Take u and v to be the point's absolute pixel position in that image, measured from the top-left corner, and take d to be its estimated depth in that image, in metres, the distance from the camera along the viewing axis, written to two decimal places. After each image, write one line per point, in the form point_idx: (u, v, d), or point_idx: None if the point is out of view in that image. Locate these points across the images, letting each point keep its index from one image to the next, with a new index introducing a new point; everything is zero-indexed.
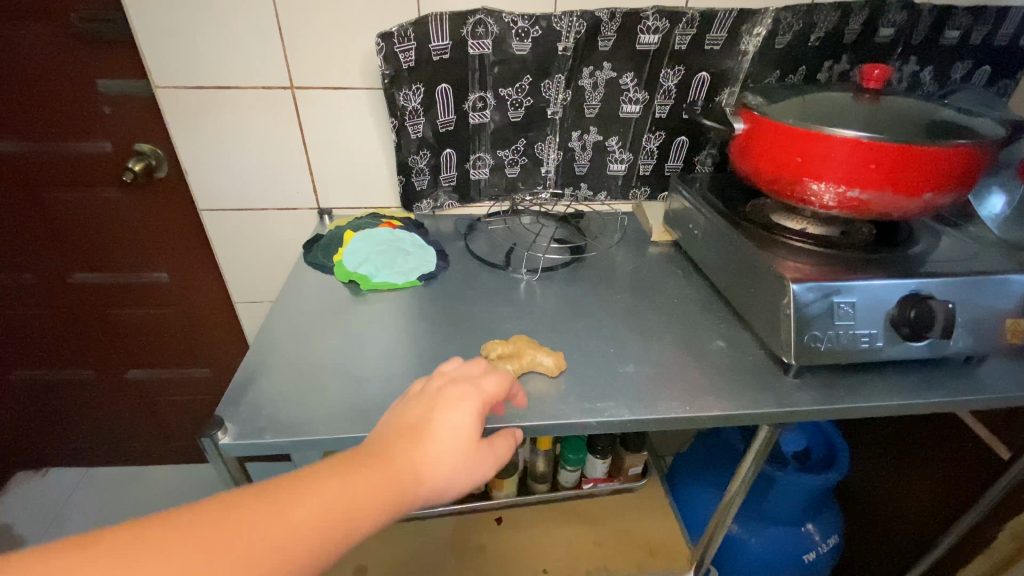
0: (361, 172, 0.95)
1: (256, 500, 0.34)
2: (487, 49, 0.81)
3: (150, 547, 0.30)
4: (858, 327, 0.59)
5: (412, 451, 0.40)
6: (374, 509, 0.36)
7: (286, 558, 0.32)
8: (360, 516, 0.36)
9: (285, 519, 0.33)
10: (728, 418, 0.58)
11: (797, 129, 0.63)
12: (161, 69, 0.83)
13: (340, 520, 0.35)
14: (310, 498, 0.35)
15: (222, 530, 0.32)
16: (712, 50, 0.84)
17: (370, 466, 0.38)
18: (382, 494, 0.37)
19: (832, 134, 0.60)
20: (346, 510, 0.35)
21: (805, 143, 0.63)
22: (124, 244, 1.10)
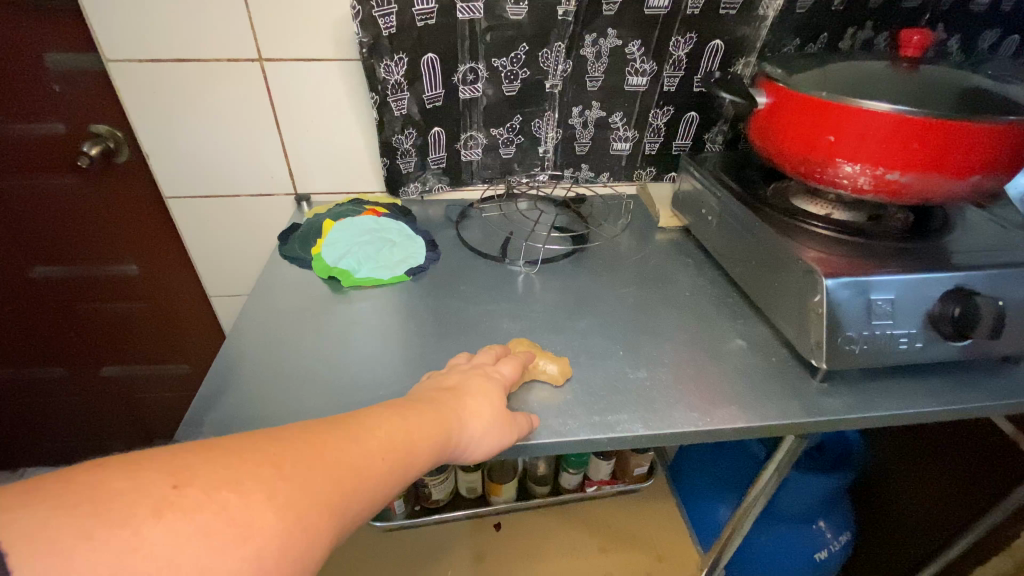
0: (341, 154, 0.86)
1: (337, 423, 0.35)
2: (477, 13, 0.72)
3: (270, 452, 0.30)
4: (896, 326, 0.53)
5: (457, 402, 0.43)
6: (433, 449, 0.38)
7: (374, 472, 0.33)
8: (424, 451, 0.37)
9: (367, 439, 0.34)
10: (752, 429, 0.52)
11: (830, 102, 0.56)
12: (110, 39, 0.73)
13: (410, 449, 0.36)
14: (384, 426, 0.36)
15: (317, 443, 0.32)
16: (727, 15, 0.76)
17: (427, 409, 0.40)
18: (439, 435, 0.39)
19: (871, 108, 0.53)
20: (415, 441, 0.37)
21: (839, 118, 0.56)
22: (85, 235, 1.01)
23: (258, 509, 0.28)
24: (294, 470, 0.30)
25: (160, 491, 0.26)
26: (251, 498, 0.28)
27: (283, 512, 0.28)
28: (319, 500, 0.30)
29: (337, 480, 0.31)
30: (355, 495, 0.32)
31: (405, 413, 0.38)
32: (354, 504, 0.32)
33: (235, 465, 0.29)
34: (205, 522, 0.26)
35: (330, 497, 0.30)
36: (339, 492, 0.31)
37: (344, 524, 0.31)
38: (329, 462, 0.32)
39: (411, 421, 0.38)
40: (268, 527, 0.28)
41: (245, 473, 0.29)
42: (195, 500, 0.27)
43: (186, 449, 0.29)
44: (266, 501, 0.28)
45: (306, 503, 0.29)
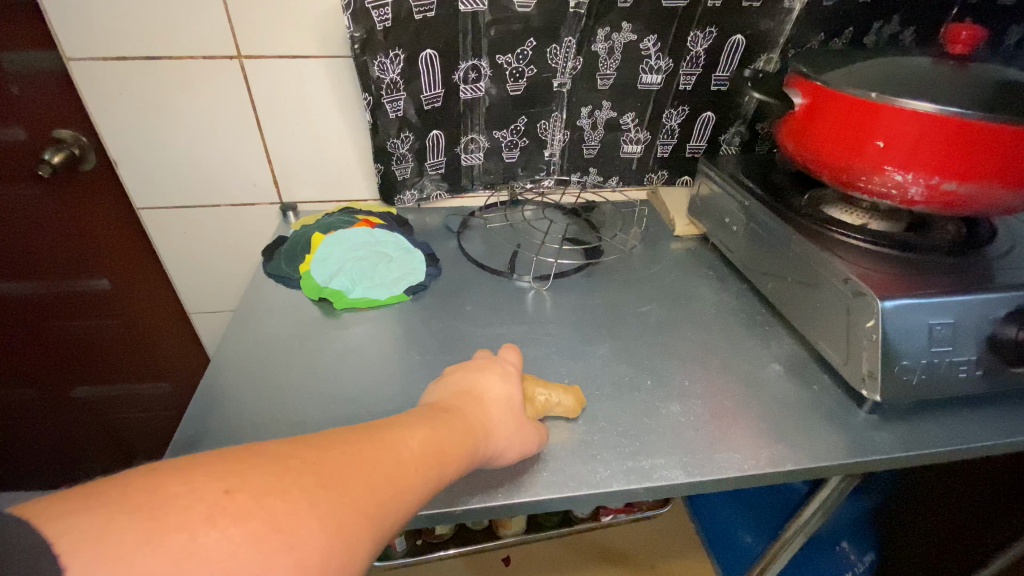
0: (330, 159, 0.79)
1: (370, 430, 0.31)
2: (481, 6, 0.65)
3: (314, 454, 0.27)
4: (956, 353, 0.48)
5: (483, 407, 0.40)
6: (464, 458, 0.35)
7: (412, 483, 0.30)
8: (456, 462, 0.34)
9: (402, 449, 0.31)
10: (802, 471, 0.47)
11: (879, 105, 0.50)
12: (69, 35, 0.66)
13: (444, 460, 0.33)
14: (417, 433, 0.33)
15: (355, 450, 0.29)
16: (750, 8, 0.70)
17: (455, 414, 0.37)
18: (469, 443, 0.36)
19: (929, 112, 0.48)
20: (447, 449, 0.34)
21: (888, 124, 0.50)
22: (49, 250, 0.91)
23: (303, 518, 0.24)
24: (337, 477, 0.27)
25: (211, 495, 0.23)
26: (297, 505, 0.24)
27: (326, 523, 0.25)
28: (361, 512, 0.26)
29: (377, 489, 0.28)
30: (392, 509, 0.28)
31: (435, 421, 0.35)
32: (393, 519, 0.28)
33: (281, 468, 0.26)
34: (254, 531, 0.23)
35: (371, 508, 0.27)
36: (380, 506, 0.28)
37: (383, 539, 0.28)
38: (369, 471, 0.28)
39: (442, 428, 0.35)
40: (311, 539, 0.24)
41: (295, 478, 0.25)
42: (245, 508, 0.23)
43: (234, 453, 0.25)
44: (312, 507, 0.25)
45: (349, 515, 0.26)
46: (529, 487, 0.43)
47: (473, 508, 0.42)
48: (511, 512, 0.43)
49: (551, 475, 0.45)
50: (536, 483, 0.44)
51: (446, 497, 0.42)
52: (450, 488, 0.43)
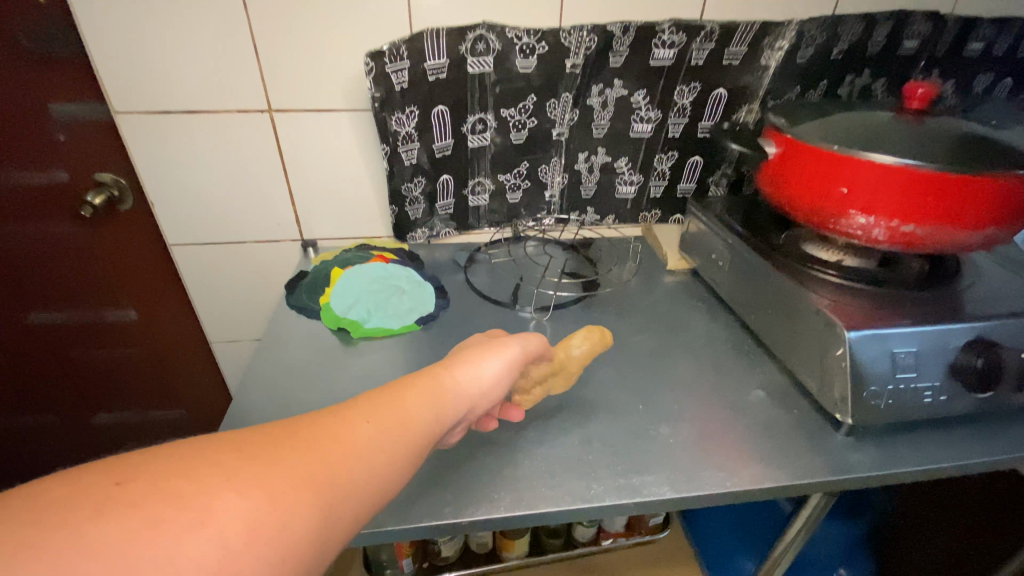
0: (349, 201, 0.86)
1: (306, 417, 0.34)
2: (488, 67, 0.73)
3: (230, 443, 0.30)
4: (920, 379, 0.53)
5: (443, 365, 0.43)
6: (424, 413, 0.38)
7: (354, 454, 0.33)
8: (412, 423, 0.37)
9: (341, 426, 0.34)
10: (782, 489, 0.51)
11: (838, 155, 0.57)
12: (122, 93, 0.74)
13: (392, 426, 0.36)
14: (358, 409, 0.36)
15: (284, 436, 0.32)
16: (730, 66, 0.78)
17: (406, 382, 0.40)
18: (429, 398, 0.39)
19: (883, 163, 0.54)
20: (396, 414, 0.36)
21: (848, 172, 0.56)
22: (84, 282, 0.98)
23: (217, 499, 0.27)
24: (258, 460, 0.29)
25: (102, 490, 0.25)
26: (207, 488, 0.27)
27: (247, 499, 0.27)
28: (292, 485, 0.29)
29: (310, 464, 0.31)
30: (337, 478, 0.31)
31: (380, 393, 0.38)
32: (352, 489, 0.32)
33: (185, 460, 0.28)
34: (151, 513, 0.25)
35: (308, 481, 0.30)
36: (331, 480, 0.31)
37: (341, 510, 0.31)
38: (300, 450, 0.31)
39: (387, 397, 0.37)
40: (230, 514, 0.26)
41: (200, 467, 0.28)
42: (135, 497, 0.25)
43: (142, 454, 0.28)
44: (228, 488, 0.27)
45: (279, 489, 0.29)
46: (530, 501, 0.48)
47: (478, 520, 0.46)
48: (513, 524, 0.47)
49: (549, 490, 0.49)
50: (535, 496, 0.48)
51: (454, 510, 0.47)
52: (457, 503, 0.47)
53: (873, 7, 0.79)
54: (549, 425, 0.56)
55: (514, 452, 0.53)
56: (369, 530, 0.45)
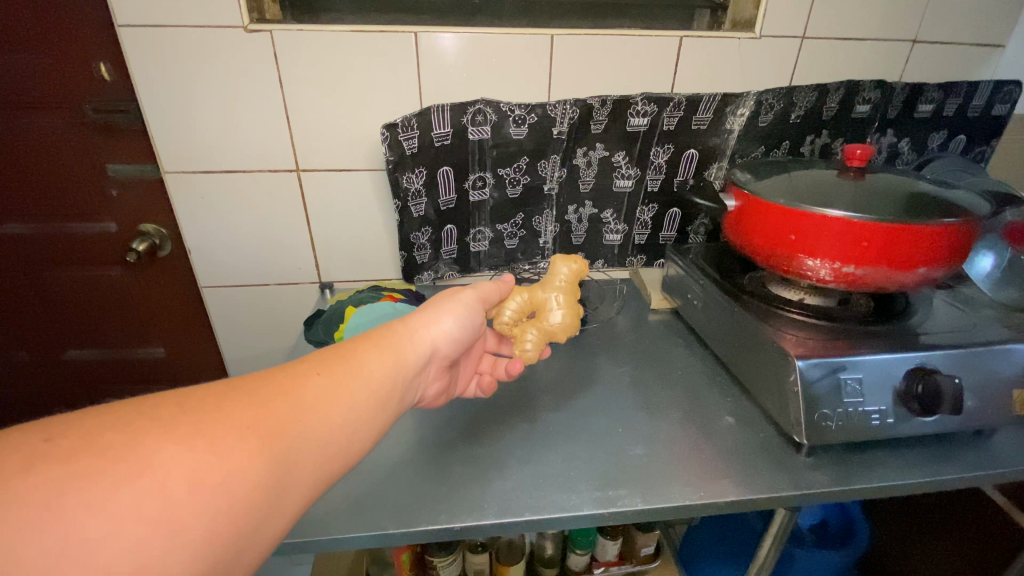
0: (364, 247, 0.96)
1: (248, 379, 0.39)
2: (486, 134, 0.85)
3: (169, 405, 0.34)
4: (867, 403, 0.59)
5: (381, 333, 0.50)
6: (362, 372, 0.45)
7: (295, 410, 0.38)
8: (351, 384, 0.43)
9: (286, 387, 0.40)
10: (745, 503, 0.56)
11: (787, 208, 0.66)
12: (172, 157, 0.85)
13: (330, 386, 0.42)
14: (299, 372, 0.41)
15: (227, 395, 0.37)
16: (699, 130, 0.89)
17: (343, 348, 0.46)
18: (367, 359, 0.46)
19: (822, 213, 0.63)
20: (334, 376, 0.43)
21: (795, 221, 0.65)
22: (120, 321, 1.07)
23: (155, 453, 0.31)
24: (200, 416, 0.34)
25: (29, 447, 0.29)
26: (144, 443, 0.31)
27: (188, 450, 0.32)
28: (236, 437, 0.34)
29: (254, 418, 0.36)
30: (283, 429, 0.37)
31: (327, 358, 0.44)
32: (303, 435, 0.38)
33: (116, 419, 0.32)
34: (83, 466, 0.29)
35: (255, 432, 0.35)
36: (282, 429, 0.37)
37: (292, 452, 0.37)
38: (246, 405, 0.36)
39: (325, 362, 0.44)
40: (171, 465, 0.31)
41: (135, 425, 0.32)
42: (64, 452, 0.29)
43: (70, 417, 0.32)
44: (166, 442, 0.32)
45: (225, 441, 0.34)
46: (515, 510, 0.54)
47: (469, 525, 0.52)
48: (500, 530, 0.54)
49: (532, 501, 0.55)
50: (520, 506, 0.54)
51: (448, 516, 0.53)
52: (451, 511, 0.54)
53: (824, 79, 0.90)
54: (536, 445, 0.63)
55: (501, 469, 0.59)
56: (374, 532, 0.51)
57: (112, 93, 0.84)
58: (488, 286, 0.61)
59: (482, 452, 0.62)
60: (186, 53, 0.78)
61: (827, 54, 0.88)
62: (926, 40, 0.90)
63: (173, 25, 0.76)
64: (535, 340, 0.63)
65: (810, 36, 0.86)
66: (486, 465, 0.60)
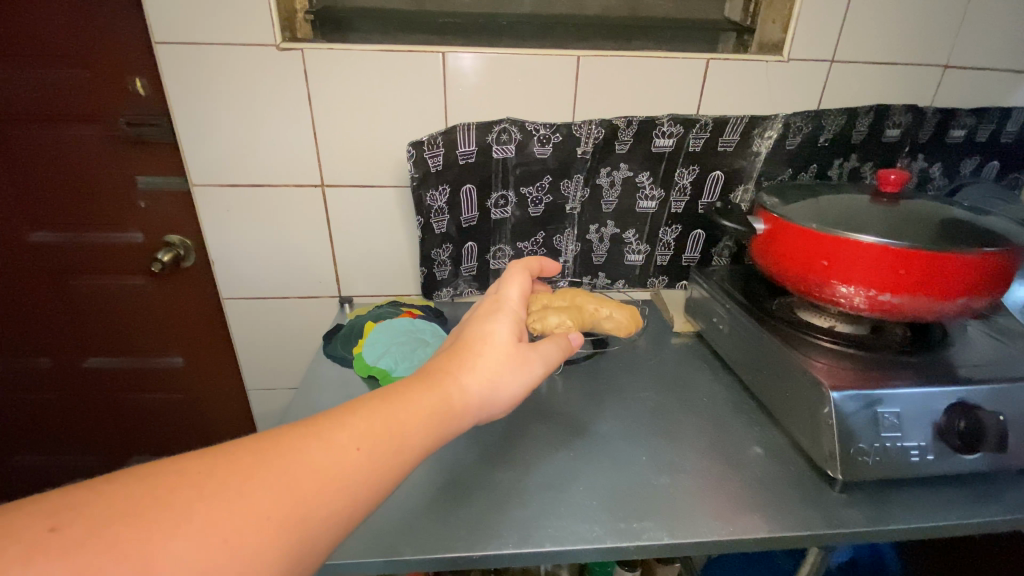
0: (384, 262, 0.97)
1: (283, 447, 0.36)
2: (510, 153, 0.85)
3: (183, 481, 0.33)
4: (906, 438, 0.56)
5: (434, 384, 0.45)
6: (404, 445, 0.41)
7: (324, 493, 0.36)
8: (391, 457, 0.40)
9: (320, 463, 0.36)
10: (776, 540, 0.54)
11: (885, 249, 0.60)
12: (200, 170, 0.87)
13: (369, 464, 0.38)
14: (339, 443, 0.38)
15: (253, 471, 0.34)
16: (725, 151, 0.88)
17: (389, 403, 0.42)
18: (415, 428, 0.42)
19: (865, 242, 0.61)
20: (376, 450, 0.39)
21: (884, 263, 0.60)
22: (141, 331, 1.08)
23: (165, 550, 0.29)
24: (216, 501, 0.32)
25: (35, 534, 0.28)
26: (154, 537, 0.30)
27: (199, 546, 0.30)
28: (254, 530, 0.32)
29: (277, 506, 0.34)
30: (307, 516, 0.35)
31: (373, 419, 0.40)
32: (327, 519, 0.35)
33: (130, 505, 0.30)
34: (86, 563, 0.28)
35: (275, 523, 0.33)
36: (304, 517, 0.34)
37: (315, 538, 0.35)
38: (270, 489, 0.34)
39: (371, 428, 0.40)
40: (179, 565, 0.29)
41: (144, 512, 0.30)
42: (69, 542, 0.28)
43: (79, 488, 0.31)
44: (176, 537, 0.30)
45: (238, 537, 0.32)
46: (535, 540, 0.52)
47: (490, 554, 0.51)
48: (520, 561, 0.52)
49: (554, 531, 0.53)
50: (541, 536, 0.52)
51: (467, 543, 0.52)
52: (469, 538, 0.52)
53: (853, 103, 0.89)
54: (558, 471, 0.61)
55: (522, 496, 0.57)
56: (391, 558, 0.50)
57: (146, 106, 0.87)
58: (547, 346, 0.54)
59: (501, 477, 0.60)
60: (219, 69, 0.80)
61: (856, 79, 0.87)
62: (958, 64, 0.89)
63: (206, 42, 0.78)
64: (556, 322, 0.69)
65: (839, 60, 0.86)
66: (505, 492, 0.58)
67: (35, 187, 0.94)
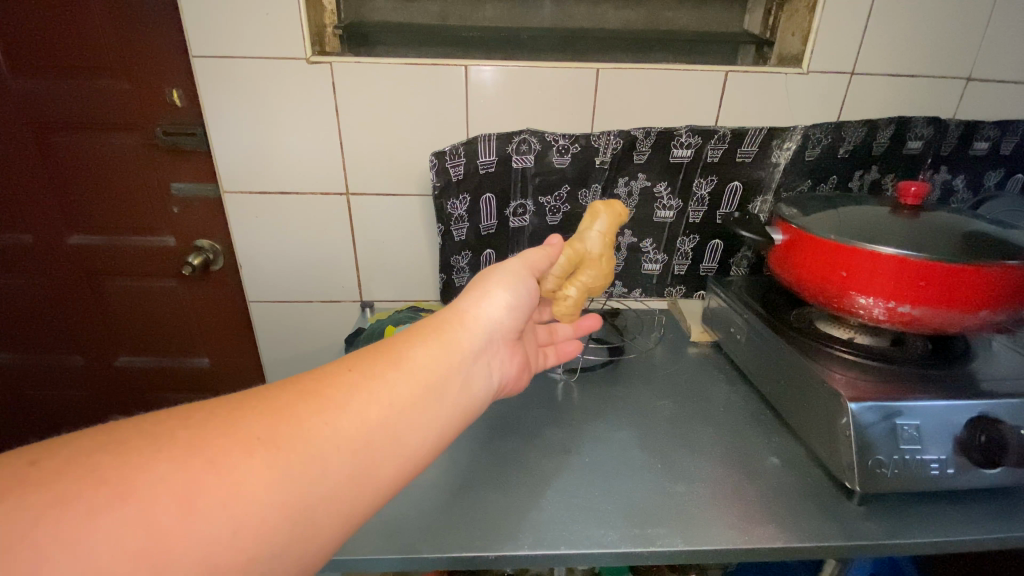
0: (406, 268, 0.99)
1: (268, 386, 0.39)
2: (529, 163, 0.87)
3: (161, 423, 0.34)
4: (925, 452, 0.56)
5: (425, 325, 0.47)
6: (396, 392, 0.41)
7: (314, 410, 0.37)
8: (384, 376, 0.41)
9: (309, 389, 0.39)
10: (790, 551, 0.54)
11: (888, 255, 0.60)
12: (231, 178, 0.90)
13: (358, 383, 0.40)
14: (327, 372, 0.41)
15: (237, 405, 0.36)
16: (743, 162, 0.89)
17: (381, 345, 0.45)
18: (404, 351, 0.44)
19: (876, 252, 0.61)
20: (363, 371, 0.41)
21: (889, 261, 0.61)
22: (170, 331, 1.12)
23: (144, 475, 0.30)
24: (196, 430, 0.34)
25: (16, 469, 0.29)
26: (132, 465, 0.30)
27: (178, 467, 0.31)
28: (238, 451, 0.33)
29: (263, 427, 0.35)
30: (301, 431, 0.36)
31: (362, 354, 0.43)
32: (325, 432, 0.37)
33: (123, 448, 0.31)
34: (59, 492, 0.28)
35: (263, 441, 0.34)
36: (295, 431, 0.36)
37: (315, 449, 0.36)
38: (253, 416, 0.36)
39: (358, 359, 0.42)
40: (157, 484, 0.30)
41: (123, 445, 0.31)
42: (47, 475, 0.29)
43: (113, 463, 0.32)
44: (157, 462, 0.31)
45: (223, 457, 0.33)
46: (550, 542, 0.53)
47: (505, 554, 0.52)
48: (535, 562, 0.53)
49: (568, 534, 0.54)
50: (556, 539, 0.53)
51: (482, 543, 0.53)
52: (485, 538, 0.53)
53: (874, 114, 0.89)
54: (572, 475, 0.62)
55: (537, 498, 0.58)
56: (409, 555, 0.52)
57: (182, 116, 0.91)
58: (534, 250, 0.57)
59: (516, 480, 0.61)
60: (253, 81, 0.83)
61: (876, 90, 0.87)
62: (982, 77, 0.88)
63: (241, 56, 0.82)
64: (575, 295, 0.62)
65: (859, 71, 0.86)
66: (520, 494, 0.59)
67: (75, 194, 0.99)
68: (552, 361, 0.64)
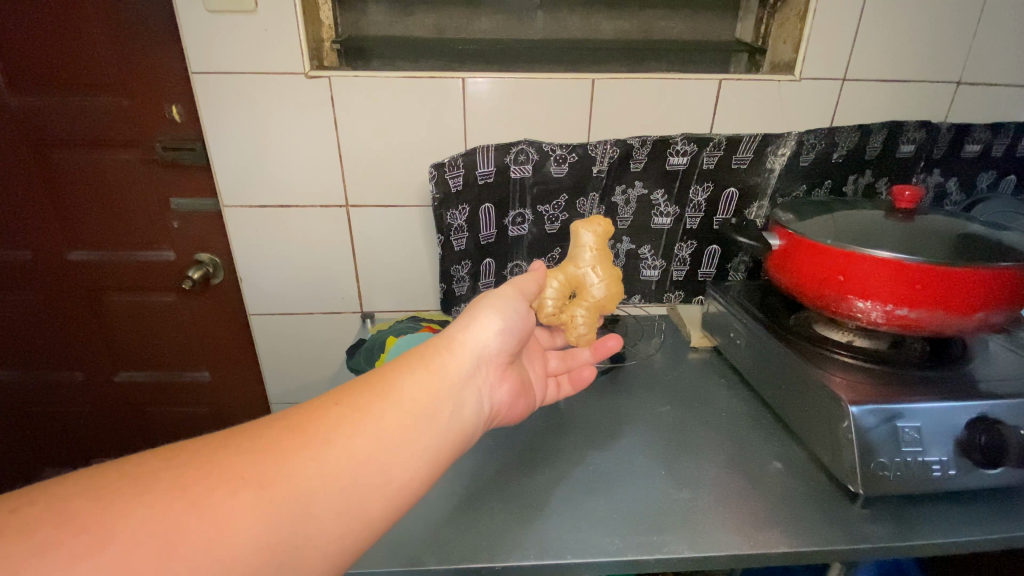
0: (406, 279, 0.99)
1: (257, 423, 0.39)
2: (527, 173, 0.88)
3: (150, 463, 0.35)
4: (926, 453, 0.56)
5: (417, 355, 0.48)
6: (384, 424, 0.42)
7: (303, 446, 0.38)
8: (373, 410, 0.42)
9: (296, 425, 0.39)
10: (796, 555, 0.54)
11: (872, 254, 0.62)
12: (231, 192, 0.91)
13: (347, 417, 0.41)
14: (315, 407, 0.41)
15: (226, 442, 0.37)
16: (739, 168, 0.90)
17: (371, 374, 0.45)
18: (395, 382, 0.45)
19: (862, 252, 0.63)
20: (352, 405, 0.42)
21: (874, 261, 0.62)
22: (170, 345, 1.12)
23: (129, 518, 0.31)
24: (183, 470, 0.34)
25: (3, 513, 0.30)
26: (118, 508, 0.31)
27: (163, 510, 0.32)
28: (224, 490, 0.34)
29: (250, 465, 0.36)
30: (289, 469, 0.37)
31: (352, 386, 0.44)
32: (314, 469, 0.37)
33: (106, 491, 0.32)
34: (46, 536, 0.29)
35: (250, 480, 0.35)
36: (282, 468, 0.36)
37: (301, 487, 0.36)
38: (241, 453, 0.36)
39: (348, 392, 0.43)
40: (142, 527, 0.31)
41: (108, 487, 0.32)
42: (36, 517, 0.30)
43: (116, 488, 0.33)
44: (142, 504, 0.32)
45: (209, 498, 0.33)
46: (556, 552, 0.53)
47: (511, 564, 0.52)
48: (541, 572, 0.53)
49: (574, 543, 0.54)
50: (563, 548, 0.53)
51: (488, 554, 0.53)
52: (491, 549, 0.53)
53: (866, 119, 0.90)
54: (576, 484, 0.62)
55: (542, 508, 0.59)
56: (416, 568, 0.52)
57: (182, 131, 0.91)
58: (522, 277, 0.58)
59: (520, 490, 0.61)
60: (252, 96, 0.84)
61: (868, 96, 0.89)
62: (971, 80, 0.90)
63: (241, 72, 0.82)
64: (586, 319, 0.64)
65: (851, 77, 0.87)
66: (524, 504, 0.59)
67: (74, 210, 0.99)
68: (565, 390, 0.65)
